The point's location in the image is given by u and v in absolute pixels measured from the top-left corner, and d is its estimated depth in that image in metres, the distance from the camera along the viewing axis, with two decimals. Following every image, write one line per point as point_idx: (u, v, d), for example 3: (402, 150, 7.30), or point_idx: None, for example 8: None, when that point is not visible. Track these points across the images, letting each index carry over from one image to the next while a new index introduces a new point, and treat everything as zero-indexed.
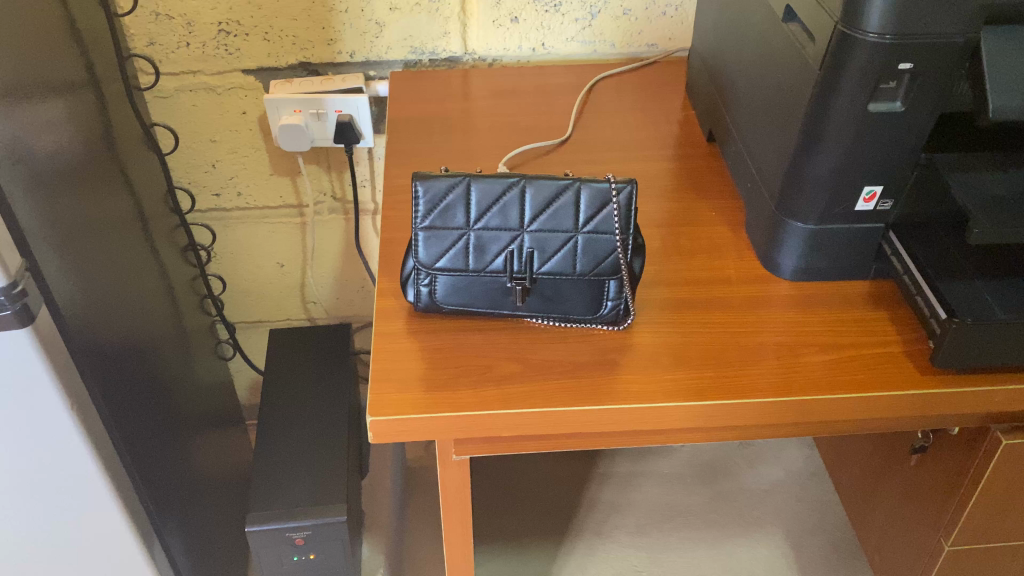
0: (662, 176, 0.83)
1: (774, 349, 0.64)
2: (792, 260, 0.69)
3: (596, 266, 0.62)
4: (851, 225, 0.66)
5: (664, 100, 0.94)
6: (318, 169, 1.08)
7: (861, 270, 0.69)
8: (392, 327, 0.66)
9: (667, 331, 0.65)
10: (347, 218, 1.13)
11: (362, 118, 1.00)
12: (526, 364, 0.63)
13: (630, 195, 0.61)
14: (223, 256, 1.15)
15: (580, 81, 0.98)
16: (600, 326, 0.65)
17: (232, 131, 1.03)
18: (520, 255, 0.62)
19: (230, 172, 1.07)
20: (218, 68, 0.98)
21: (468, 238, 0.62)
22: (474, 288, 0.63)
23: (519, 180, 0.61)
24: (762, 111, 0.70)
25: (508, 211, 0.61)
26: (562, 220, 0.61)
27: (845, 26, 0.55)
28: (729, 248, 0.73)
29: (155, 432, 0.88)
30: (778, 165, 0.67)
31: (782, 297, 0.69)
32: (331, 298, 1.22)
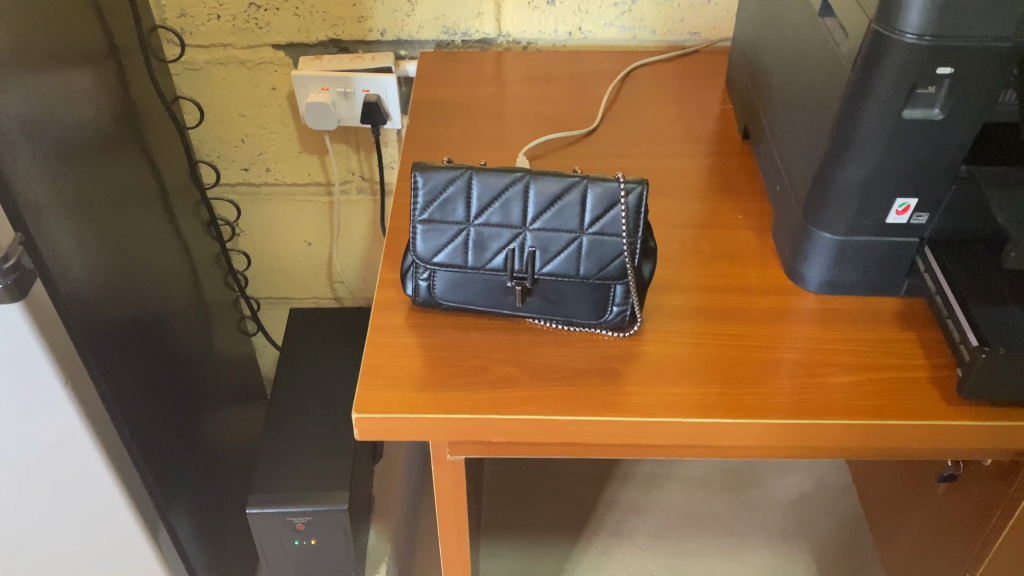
0: (690, 173, 0.78)
1: (791, 367, 0.60)
2: (818, 271, 0.64)
3: (601, 270, 0.59)
4: (882, 238, 0.61)
5: (702, 91, 0.90)
6: (346, 148, 1.06)
7: (891, 286, 0.65)
8: (390, 321, 0.63)
9: (676, 341, 0.62)
10: (376, 199, 1.12)
11: (390, 98, 0.98)
12: (524, 368, 0.60)
13: (641, 195, 0.57)
14: (251, 231, 1.15)
15: (616, 68, 0.94)
16: (605, 331, 0.62)
17: (261, 106, 1.02)
18: (521, 254, 0.59)
19: (259, 148, 1.06)
20: (247, 42, 0.97)
21: (467, 233, 0.59)
22: (473, 286, 0.60)
23: (523, 175, 0.58)
24: (794, 111, 0.65)
25: (510, 207, 0.58)
26: (567, 220, 0.58)
27: (879, 25, 0.51)
28: (753, 255, 0.69)
29: (161, 408, 0.88)
30: (807, 169, 0.62)
31: (804, 309, 0.64)
32: (357, 280, 1.21)
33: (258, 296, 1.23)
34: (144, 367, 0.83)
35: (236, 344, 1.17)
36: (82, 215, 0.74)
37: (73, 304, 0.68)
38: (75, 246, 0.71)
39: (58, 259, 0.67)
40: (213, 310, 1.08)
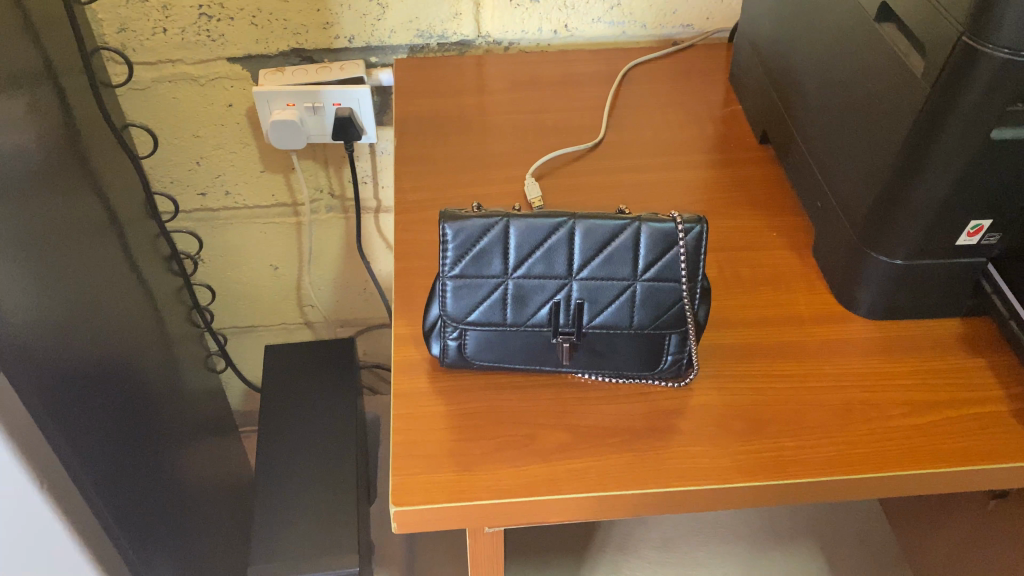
0: (711, 186, 0.72)
1: (863, 409, 0.55)
2: (874, 297, 0.60)
3: (657, 318, 0.52)
4: (948, 260, 0.57)
5: (706, 90, 0.84)
6: (314, 165, 0.97)
7: (952, 307, 0.60)
8: (416, 387, 0.56)
9: (736, 386, 0.56)
10: (348, 217, 1.03)
11: (363, 111, 0.89)
12: (576, 433, 0.53)
13: (700, 235, 0.51)
14: (211, 259, 1.05)
15: (610, 68, 0.87)
16: (658, 382, 0.56)
17: (218, 125, 0.92)
18: (567, 307, 0.52)
19: (217, 170, 0.96)
20: (199, 56, 0.87)
21: (506, 287, 0.52)
22: (512, 345, 0.53)
23: (567, 220, 0.50)
24: (844, 124, 0.60)
25: (554, 256, 0.51)
26: (618, 267, 0.51)
27: (972, 38, 0.45)
28: (797, 279, 0.64)
29: (137, 477, 0.79)
30: (869, 190, 0.57)
31: (863, 340, 0.60)
32: (330, 302, 1.12)
33: (222, 326, 1.13)
34: (114, 431, 0.74)
35: (205, 381, 1.08)
36: (30, 264, 0.63)
37: (23, 370, 0.58)
38: (25, 302, 0.61)
39: (6, 318, 0.57)
40: (179, 351, 0.99)
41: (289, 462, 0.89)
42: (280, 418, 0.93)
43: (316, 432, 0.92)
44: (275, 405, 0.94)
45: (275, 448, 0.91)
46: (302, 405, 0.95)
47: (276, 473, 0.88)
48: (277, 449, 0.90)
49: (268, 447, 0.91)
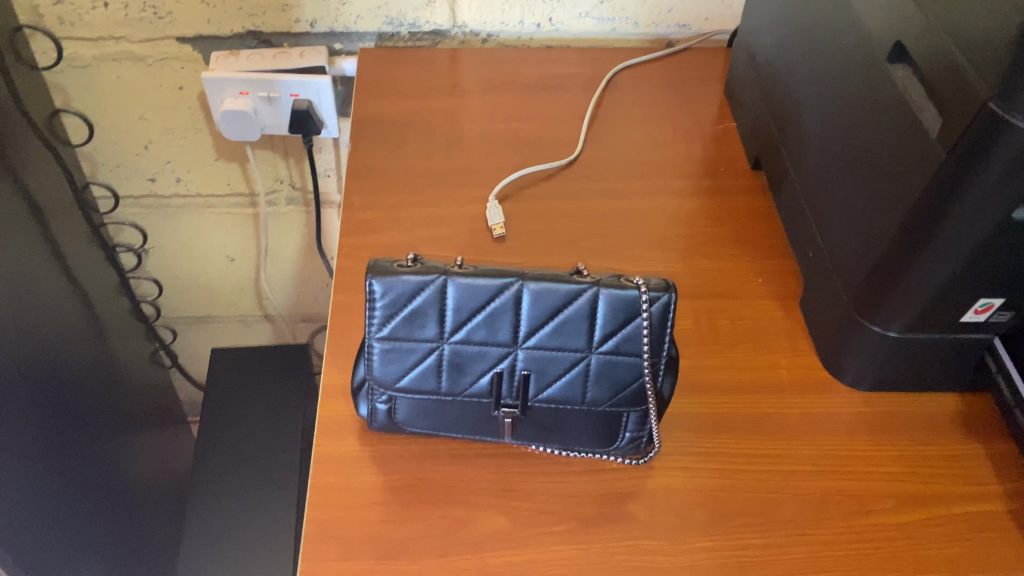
0: (695, 217, 0.65)
1: (842, 501, 0.49)
2: (864, 368, 0.53)
3: (614, 394, 0.46)
4: (950, 336, 0.50)
5: (698, 102, 0.76)
6: (271, 155, 0.89)
7: (950, 381, 0.54)
8: (341, 451, 0.50)
9: (700, 468, 0.50)
10: (309, 210, 0.96)
11: (324, 103, 0.81)
12: (515, 518, 0.47)
13: (667, 306, 0.44)
14: (162, 248, 0.98)
15: (595, 70, 0.79)
16: (614, 458, 0.50)
17: (167, 109, 0.85)
18: (511, 377, 0.45)
19: (165, 156, 0.89)
20: (145, 35, 0.78)
21: (442, 353, 0.45)
22: (447, 415, 0.47)
23: (514, 282, 0.44)
24: (845, 171, 0.52)
25: (498, 322, 0.44)
26: (572, 337, 0.44)
27: (1001, 106, 0.38)
28: (780, 337, 0.57)
29: (47, 501, 0.72)
30: (868, 252, 0.50)
31: (847, 414, 0.53)
32: (290, 296, 1.06)
33: (174, 315, 1.07)
34: (21, 447, 0.68)
35: (150, 375, 1.01)
36: None
37: None
38: None
39: None
40: (118, 349, 0.92)
41: (228, 478, 0.83)
42: (223, 428, 0.87)
43: (258, 444, 0.86)
44: (218, 412, 0.88)
45: (214, 461, 0.85)
46: (246, 413, 0.88)
47: (213, 490, 0.83)
48: (216, 463, 0.84)
49: (208, 460, 0.85)
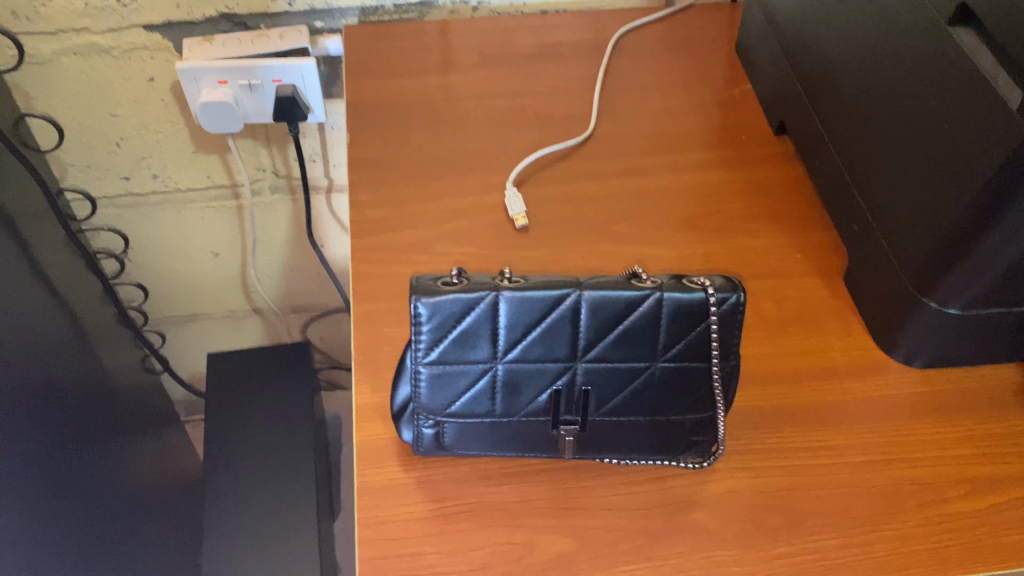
0: (722, 191, 0.62)
1: (915, 492, 0.47)
2: (920, 346, 0.51)
3: (680, 403, 0.44)
4: (1013, 309, 0.48)
5: (708, 64, 0.72)
6: (253, 144, 0.84)
7: (1009, 353, 0.51)
8: (387, 479, 0.46)
9: (765, 467, 0.48)
10: (296, 198, 0.91)
11: (309, 87, 0.76)
12: (582, 538, 0.44)
13: (736, 305, 0.42)
14: (143, 248, 0.93)
15: (597, 36, 0.75)
16: (676, 463, 0.47)
17: (139, 103, 0.78)
18: (570, 393, 0.43)
19: (141, 152, 0.83)
20: (109, 24, 0.72)
21: (496, 373, 0.42)
22: (502, 437, 0.44)
23: (572, 292, 0.41)
24: (894, 141, 0.50)
25: (556, 336, 0.42)
26: (635, 347, 0.42)
27: None
28: (827, 316, 0.55)
29: (52, 534, 0.68)
30: (929, 227, 0.47)
31: (906, 395, 0.51)
32: (281, 287, 1.01)
33: (160, 316, 1.01)
34: (16, 481, 0.63)
35: (141, 381, 0.97)
36: None
37: None
38: None
39: None
40: (109, 358, 0.87)
41: (238, 490, 0.80)
42: (230, 433, 0.83)
43: (266, 450, 0.82)
44: (222, 418, 0.84)
45: (225, 470, 0.81)
46: (252, 418, 0.84)
47: (227, 497, 0.79)
48: (228, 470, 0.81)
49: (215, 471, 0.81)
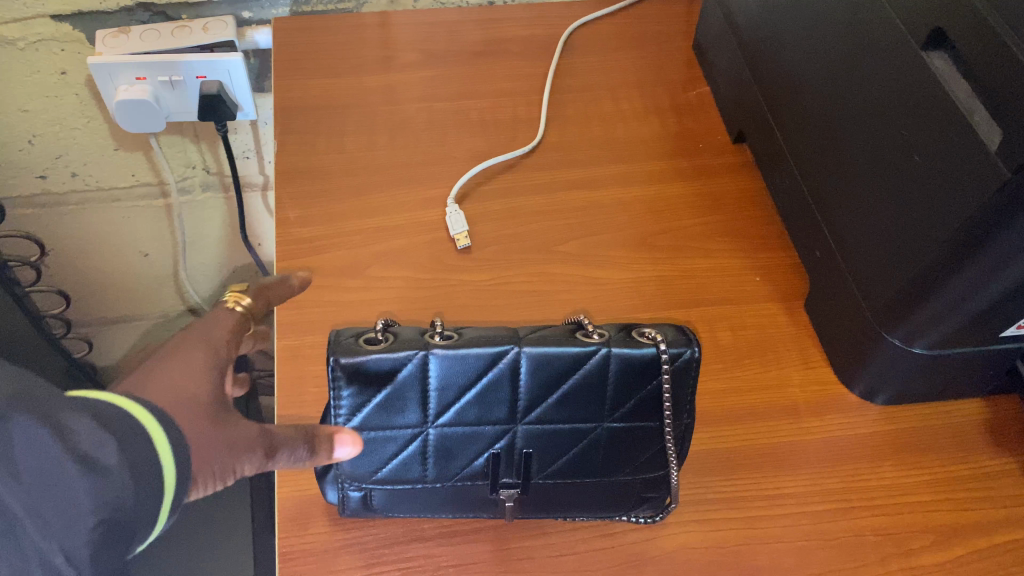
0: (678, 206, 0.58)
1: (877, 544, 0.44)
2: (884, 384, 0.48)
3: (627, 464, 0.42)
4: (982, 347, 0.45)
5: (664, 63, 0.68)
6: (180, 141, 0.78)
7: (976, 387, 0.49)
8: (312, 543, 0.42)
9: (719, 519, 0.44)
10: (229, 196, 0.85)
11: (236, 82, 0.70)
12: None
13: (689, 361, 0.41)
14: (64, 249, 0.87)
15: (546, 30, 0.70)
16: (628, 518, 0.43)
17: (50, 98, 0.71)
18: (508, 457, 0.41)
19: (55, 150, 0.76)
20: (10, 13, 0.65)
21: (427, 438, 0.41)
22: (434, 504, 0.42)
23: (512, 348, 0.40)
24: (860, 167, 0.46)
25: (495, 397, 0.40)
26: (581, 407, 0.41)
27: None
28: (786, 346, 0.52)
29: None
30: (894, 260, 0.44)
31: (869, 436, 0.48)
32: (216, 287, 0.96)
33: (86, 318, 0.95)
34: None
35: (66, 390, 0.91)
36: None
37: None
38: None
39: None
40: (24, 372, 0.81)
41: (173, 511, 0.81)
42: None
43: None
44: None
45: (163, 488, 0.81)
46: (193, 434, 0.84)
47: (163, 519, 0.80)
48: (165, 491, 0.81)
49: None
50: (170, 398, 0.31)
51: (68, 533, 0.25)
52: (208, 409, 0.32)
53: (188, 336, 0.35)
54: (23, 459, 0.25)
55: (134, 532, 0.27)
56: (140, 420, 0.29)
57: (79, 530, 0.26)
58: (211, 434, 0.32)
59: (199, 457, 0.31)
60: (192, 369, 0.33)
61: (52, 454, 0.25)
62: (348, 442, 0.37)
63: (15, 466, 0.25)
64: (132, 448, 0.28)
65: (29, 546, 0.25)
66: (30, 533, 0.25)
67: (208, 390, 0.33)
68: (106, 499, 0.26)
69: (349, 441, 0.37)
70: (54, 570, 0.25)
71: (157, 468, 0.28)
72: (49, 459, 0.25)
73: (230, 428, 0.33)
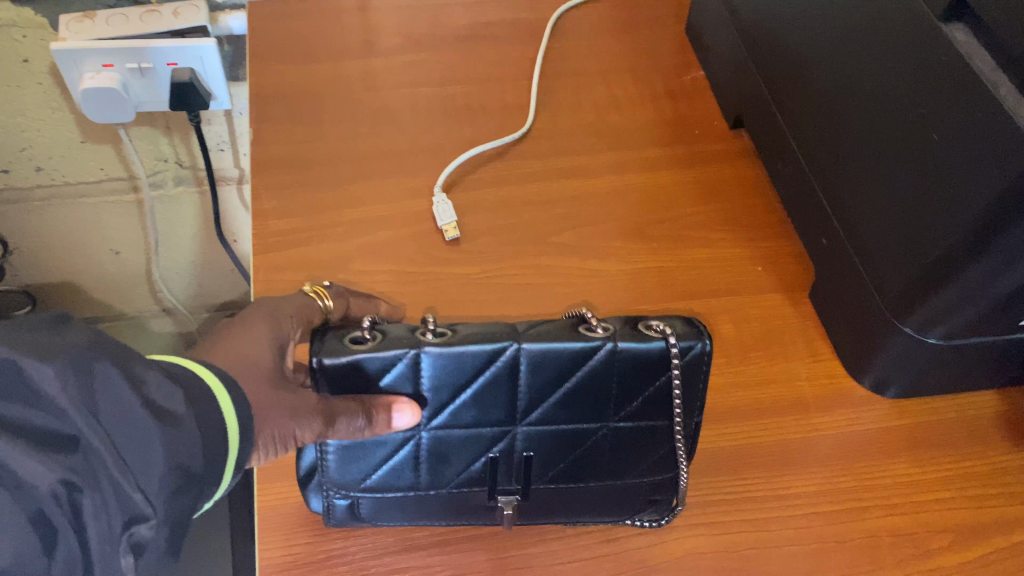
0: (676, 194, 0.56)
1: (894, 545, 0.41)
2: (896, 377, 0.46)
3: (631, 466, 0.40)
4: (1000, 337, 0.42)
5: (657, 47, 0.66)
6: (152, 132, 0.74)
7: (990, 379, 0.47)
8: (297, 555, 0.39)
9: (729, 522, 0.42)
10: (203, 191, 0.82)
11: (209, 68, 0.66)
12: None
13: (700, 355, 0.38)
14: (31, 248, 0.83)
15: (534, 14, 0.67)
16: (631, 522, 0.41)
17: (13, 88, 0.68)
18: (507, 460, 0.39)
19: (19, 143, 0.72)
20: None
21: (419, 441, 0.38)
22: (428, 511, 0.39)
23: (510, 345, 0.37)
24: (870, 149, 0.44)
25: (492, 397, 0.38)
26: (585, 406, 0.38)
27: None
28: (792, 339, 0.49)
29: None
30: (908, 247, 0.41)
31: (881, 432, 0.46)
32: (191, 286, 0.93)
33: None
34: None
35: None
36: None
37: None
38: None
39: None
40: None
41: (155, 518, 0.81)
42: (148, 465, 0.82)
43: None
44: None
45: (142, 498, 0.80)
46: None
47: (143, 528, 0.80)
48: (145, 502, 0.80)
49: None
50: (235, 365, 0.35)
51: (147, 475, 0.28)
52: (269, 379, 0.36)
53: (260, 305, 0.40)
54: (104, 404, 0.27)
55: (206, 481, 0.30)
56: (205, 379, 0.32)
57: (157, 473, 0.28)
58: (271, 398, 0.35)
59: (262, 418, 0.34)
60: (255, 339, 0.37)
61: (131, 401, 0.28)
62: (406, 407, 0.36)
63: (99, 411, 0.27)
64: (199, 401, 0.31)
65: (109, 489, 0.27)
66: (111, 471, 0.27)
67: (270, 358, 0.37)
68: (178, 448, 0.29)
69: (407, 407, 0.36)
70: (135, 506, 0.28)
71: (219, 422, 0.31)
72: (128, 404, 0.28)
73: (291, 394, 0.35)
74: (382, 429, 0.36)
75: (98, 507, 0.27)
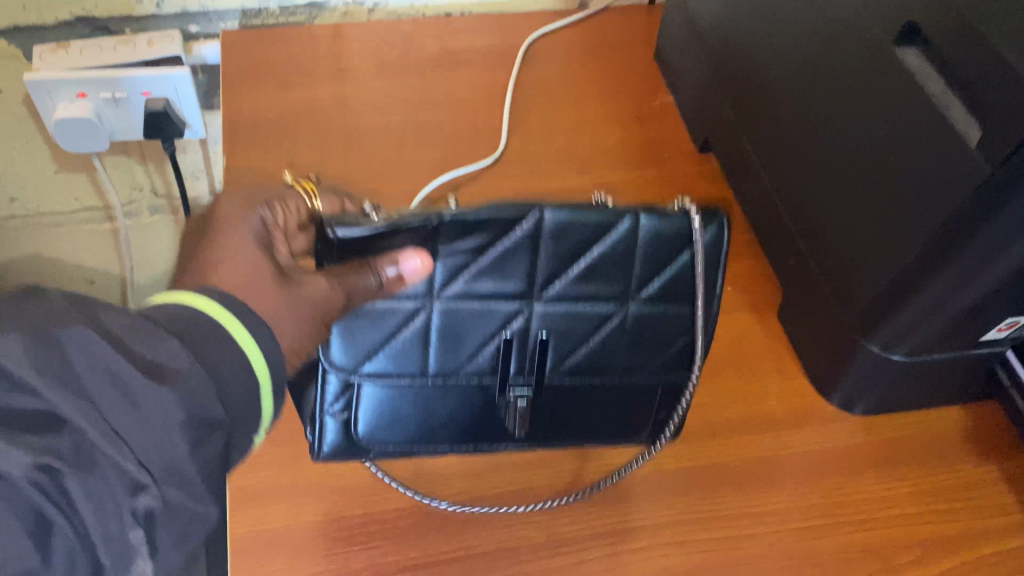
0: None
1: (863, 560, 0.42)
2: (862, 394, 0.46)
3: (648, 355, 0.43)
4: (961, 354, 0.43)
5: (626, 72, 0.67)
6: (126, 160, 0.74)
7: (953, 395, 0.47)
8: None
9: (700, 539, 0.42)
10: (178, 219, 0.82)
11: (184, 97, 0.66)
12: None
13: (719, 230, 0.42)
14: None
15: (505, 40, 0.68)
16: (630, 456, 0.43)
17: None
18: (521, 345, 0.41)
19: None
20: None
21: (434, 322, 0.40)
22: (445, 403, 0.42)
23: (535, 210, 0.39)
24: (832, 167, 0.45)
25: (511, 268, 0.40)
26: (610, 281, 0.41)
27: None
28: (761, 359, 0.50)
29: None
30: (869, 263, 0.42)
31: (849, 449, 0.47)
32: None
33: None
34: None
35: None
36: None
37: None
38: None
39: None
40: None
41: None
42: None
43: None
44: None
45: None
46: None
47: None
48: None
49: None
50: (236, 281, 0.35)
51: (156, 447, 0.27)
52: (272, 279, 0.36)
53: (237, 194, 0.40)
54: (91, 378, 0.26)
55: (231, 428, 0.30)
56: (208, 313, 0.31)
57: (168, 440, 0.27)
58: (280, 300, 0.35)
59: (280, 326, 0.35)
60: (248, 255, 0.36)
61: (122, 366, 0.27)
62: (413, 254, 0.37)
63: (84, 388, 0.26)
64: (201, 345, 0.30)
65: (110, 464, 0.26)
66: (111, 453, 0.26)
67: (261, 255, 0.36)
68: (190, 397, 0.28)
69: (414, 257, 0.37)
70: (144, 482, 0.27)
71: (241, 366, 0.31)
72: (116, 367, 0.27)
73: (304, 291, 0.36)
74: (395, 282, 0.37)
75: (96, 491, 0.26)
